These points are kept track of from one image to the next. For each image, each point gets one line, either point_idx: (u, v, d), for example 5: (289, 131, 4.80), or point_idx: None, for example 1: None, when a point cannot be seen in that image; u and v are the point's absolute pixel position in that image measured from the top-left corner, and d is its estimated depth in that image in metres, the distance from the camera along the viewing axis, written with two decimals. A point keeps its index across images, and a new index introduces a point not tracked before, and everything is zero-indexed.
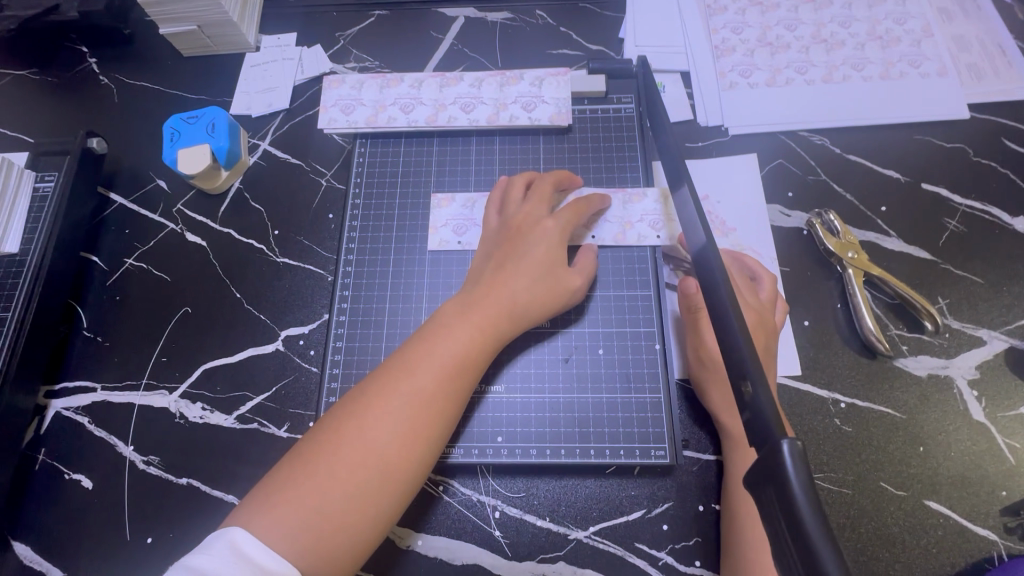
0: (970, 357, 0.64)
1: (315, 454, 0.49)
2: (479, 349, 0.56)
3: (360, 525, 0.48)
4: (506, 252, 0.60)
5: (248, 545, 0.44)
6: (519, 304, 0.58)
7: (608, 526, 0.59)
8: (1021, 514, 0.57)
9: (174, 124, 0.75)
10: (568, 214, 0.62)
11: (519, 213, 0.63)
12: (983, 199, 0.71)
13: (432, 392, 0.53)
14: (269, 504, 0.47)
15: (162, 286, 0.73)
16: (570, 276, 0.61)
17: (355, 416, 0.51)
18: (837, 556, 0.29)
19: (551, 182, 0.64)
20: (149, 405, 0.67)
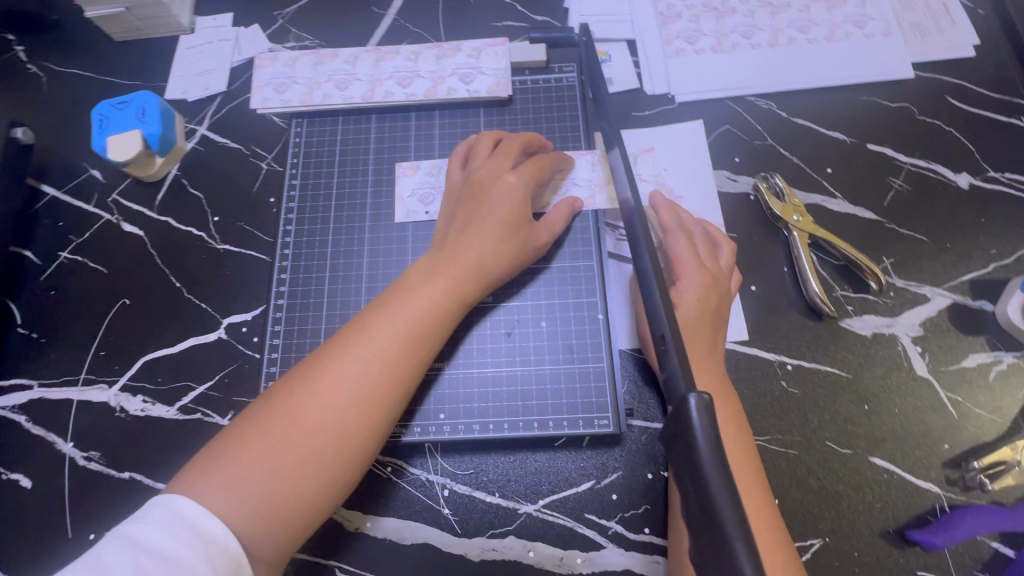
0: (914, 314, 0.64)
1: (270, 414, 0.49)
2: (442, 314, 0.54)
3: (312, 491, 0.47)
4: (470, 209, 0.59)
5: (187, 513, 0.43)
6: (484, 265, 0.57)
7: (557, 499, 0.59)
8: (963, 466, 0.58)
9: (103, 109, 0.71)
10: (531, 169, 0.61)
11: (482, 168, 0.61)
12: (928, 157, 0.71)
13: (392, 358, 0.51)
14: (219, 462, 0.46)
15: (98, 279, 0.71)
16: (537, 233, 0.60)
17: (310, 381, 0.50)
18: (735, 506, 0.29)
19: (517, 141, 0.63)
20: (88, 401, 0.65)
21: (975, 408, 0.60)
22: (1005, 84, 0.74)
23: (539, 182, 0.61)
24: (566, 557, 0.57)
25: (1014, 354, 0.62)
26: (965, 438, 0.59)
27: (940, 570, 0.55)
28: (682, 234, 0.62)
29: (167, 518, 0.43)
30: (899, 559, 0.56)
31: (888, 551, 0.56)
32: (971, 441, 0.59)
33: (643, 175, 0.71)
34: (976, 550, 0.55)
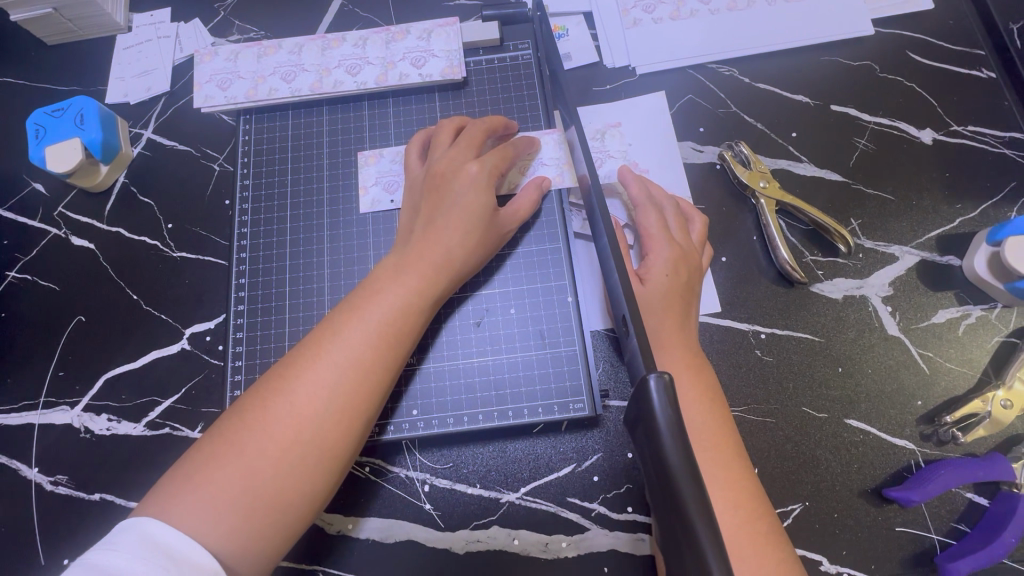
0: (883, 275, 0.64)
1: (240, 430, 0.47)
2: (416, 311, 0.53)
3: (294, 503, 0.46)
4: (433, 203, 0.57)
5: (160, 535, 0.41)
6: (453, 260, 0.55)
7: (539, 485, 0.59)
8: (936, 421, 0.59)
9: (37, 119, 0.67)
10: (494, 159, 0.58)
11: (442, 159, 0.58)
12: (891, 115, 0.70)
13: (368, 361, 0.50)
14: (190, 484, 0.45)
15: (50, 297, 0.68)
16: (500, 222, 0.59)
17: (284, 391, 0.48)
18: (697, 488, 0.31)
19: (482, 129, 0.60)
20: (51, 424, 0.63)
21: (946, 362, 0.61)
22: (966, 36, 0.73)
23: (502, 171, 0.59)
24: (550, 543, 0.57)
25: (983, 307, 0.62)
26: (937, 393, 0.60)
27: (917, 524, 0.56)
28: (653, 207, 0.60)
29: (137, 542, 0.41)
30: (878, 517, 0.57)
31: (867, 510, 0.57)
32: (943, 396, 0.60)
33: (610, 151, 0.69)
34: (951, 502, 0.56)
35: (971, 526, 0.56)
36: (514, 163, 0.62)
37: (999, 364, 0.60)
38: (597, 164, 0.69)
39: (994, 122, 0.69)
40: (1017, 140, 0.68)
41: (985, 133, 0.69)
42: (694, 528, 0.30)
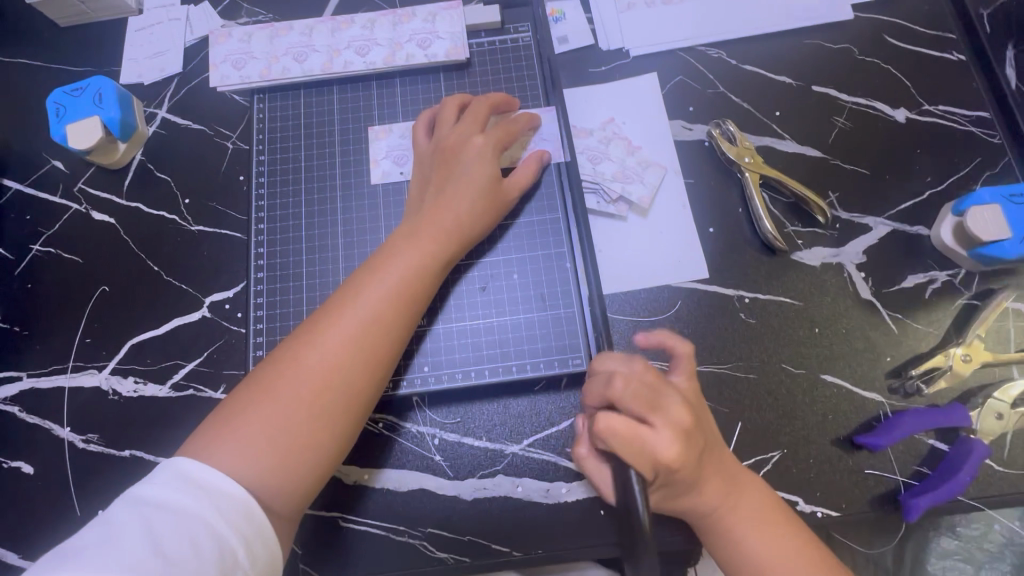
0: (858, 244, 0.69)
1: (272, 380, 0.51)
2: (430, 271, 0.57)
3: (325, 443, 0.51)
4: (443, 174, 0.61)
5: (190, 470, 0.46)
6: (463, 224, 0.60)
7: (540, 438, 0.64)
8: (903, 375, 0.64)
9: (59, 98, 0.71)
10: (498, 133, 0.62)
11: (450, 134, 0.62)
12: (868, 95, 0.75)
13: (388, 316, 0.54)
14: (230, 428, 0.49)
15: (75, 268, 0.71)
16: (504, 191, 0.63)
17: (314, 342, 0.52)
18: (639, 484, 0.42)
19: (486, 105, 0.64)
20: (80, 386, 0.67)
21: (913, 322, 0.66)
22: (939, 20, 0.77)
23: (507, 145, 0.63)
24: (551, 489, 0.62)
25: (948, 273, 0.68)
26: (905, 351, 0.65)
27: (885, 468, 0.62)
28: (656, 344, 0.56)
29: (171, 476, 0.45)
30: (849, 462, 0.62)
31: (839, 456, 0.62)
32: (910, 353, 0.65)
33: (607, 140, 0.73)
34: (915, 447, 0.62)
35: (932, 469, 0.61)
36: (517, 137, 0.66)
37: (961, 323, 0.66)
38: (593, 161, 0.72)
39: (962, 102, 0.74)
40: (983, 119, 0.73)
41: (954, 112, 0.74)
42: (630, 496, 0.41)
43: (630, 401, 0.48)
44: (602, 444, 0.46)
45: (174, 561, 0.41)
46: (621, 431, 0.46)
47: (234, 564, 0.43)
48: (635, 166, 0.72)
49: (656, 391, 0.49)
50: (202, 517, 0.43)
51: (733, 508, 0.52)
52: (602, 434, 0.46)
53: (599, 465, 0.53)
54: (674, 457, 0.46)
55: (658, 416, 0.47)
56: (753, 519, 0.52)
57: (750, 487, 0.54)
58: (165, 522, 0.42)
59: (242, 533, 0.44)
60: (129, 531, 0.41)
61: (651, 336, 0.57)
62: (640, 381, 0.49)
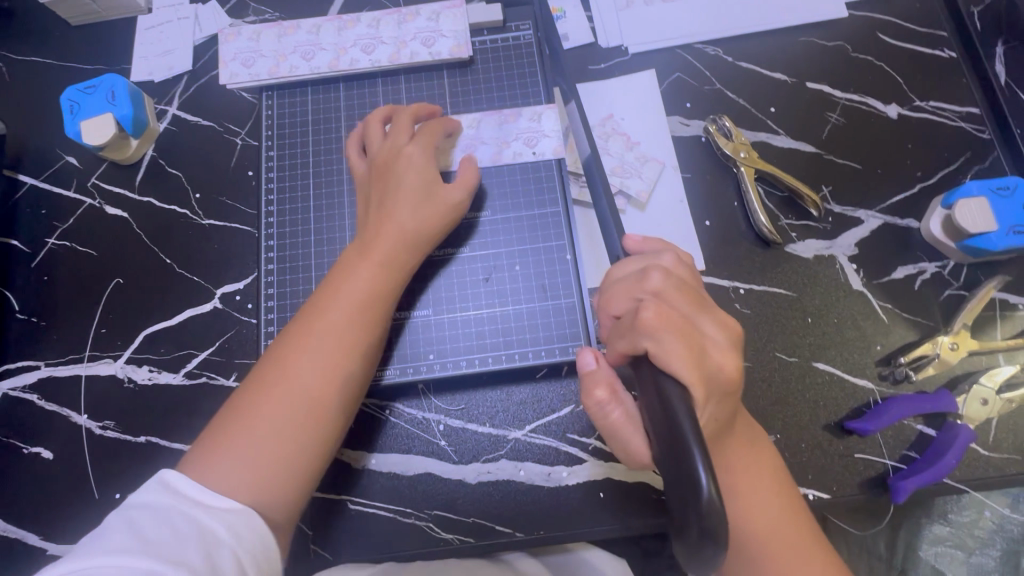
0: (850, 236, 0.71)
1: (243, 403, 0.53)
2: (388, 285, 0.59)
3: (304, 452, 0.53)
4: (381, 188, 0.63)
5: (177, 481, 0.48)
6: (412, 234, 0.61)
7: (542, 424, 0.66)
8: (893, 362, 0.66)
9: (71, 95, 0.73)
10: (426, 137, 0.64)
11: (382, 149, 0.64)
12: (861, 91, 0.76)
13: (348, 326, 0.57)
14: (205, 454, 0.51)
15: (89, 261, 0.74)
16: (448, 193, 0.63)
17: (283, 362, 0.55)
18: (679, 389, 0.41)
19: (410, 115, 0.66)
20: (96, 375, 0.69)
21: (903, 312, 0.68)
22: (931, 17, 0.79)
23: (434, 147, 0.65)
24: (553, 472, 0.65)
25: (938, 264, 0.70)
26: (895, 339, 0.67)
27: (874, 452, 0.64)
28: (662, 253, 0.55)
29: (161, 486, 0.48)
30: (841, 447, 0.64)
31: (830, 440, 0.65)
32: (900, 341, 0.67)
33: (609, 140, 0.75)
34: (903, 433, 0.64)
35: (920, 453, 0.64)
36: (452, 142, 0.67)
37: (950, 313, 0.68)
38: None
39: (953, 98, 0.76)
40: (973, 115, 0.75)
41: (945, 107, 0.75)
42: (673, 401, 0.40)
43: (672, 295, 0.48)
44: (650, 337, 0.45)
45: (153, 541, 0.44)
46: (673, 321, 0.46)
47: (215, 540, 0.46)
48: (634, 161, 0.74)
49: (692, 290, 0.50)
50: (177, 506, 0.47)
51: (745, 462, 0.53)
52: (651, 328, 0.45)
53: (612, 397, 0.50)
54: (732, 364, 0.47)
55: (703, 313, 0.49)
56: (759, 471, 0.53)
57: (757, 435, 0.55)
58: (143, 514, 0.45)
59: (219, 514, 0.47)
60: (112, 526, 0.45)
61: (650, 239, 0.56)
62: (680, 278, 0.50)
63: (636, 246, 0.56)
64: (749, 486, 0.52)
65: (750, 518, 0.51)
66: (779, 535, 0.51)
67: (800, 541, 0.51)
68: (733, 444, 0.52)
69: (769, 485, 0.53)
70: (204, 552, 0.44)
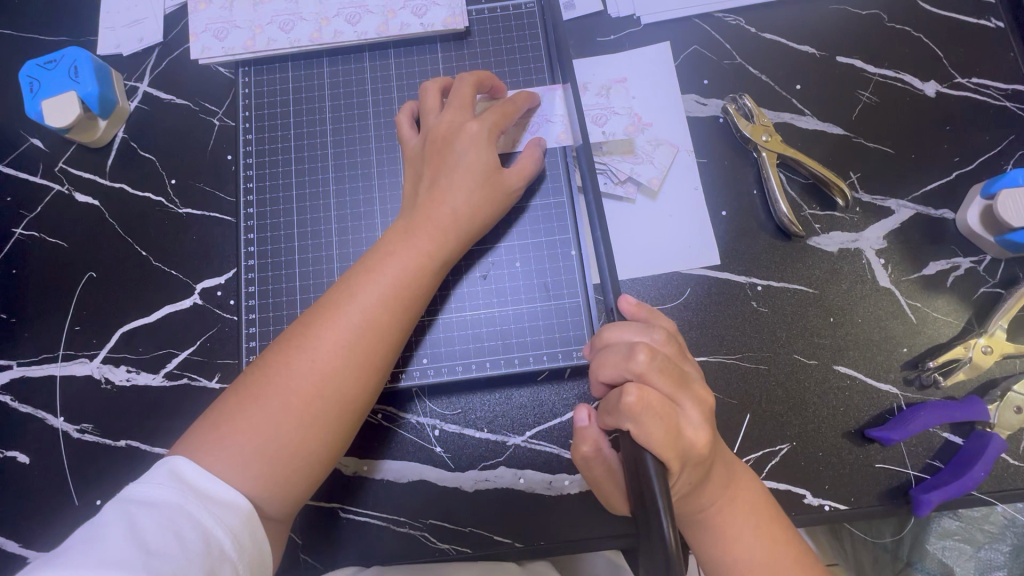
0: (879, 228, 0.65)
1: (260, 384, 0.50)
2: (426, 275, 0.55)
3: (313, 453, 0.50)
4: (436, 165, 0.57)
5: (187, 471, 0.45)
6: (461, 220, 0.56)
7: (543, 429, 0.62)
8: (919, 366, 0.62)
9: (31, 71, 0.67)
10: (494, 116, 0.58)
11: (439, 123, 0.58)
12: (896, 66, 0.69)
13: (384, 321, 0.52)
14: (215, 435, 0.48)
15: (60, 253, 0.69)
16: (507, 178, 0.59)
17: (304, 349, 0.51)
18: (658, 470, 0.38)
19: (470, 85, 0.59)
20: (72, 375, 0.66)
21: (933, 312, 0.63)
22: None
23: (503, 129, 0.59)
24: (554, 481, 0.61)
25: (973, 259, 0.64)
26: (924, 341, 0.63)
27: (895, 460, 0.61)
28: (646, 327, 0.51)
29: (167, 475, 0.45)
30: (860, 455, 0.61)
31: (850, 449, 0.61)
32: (928, 343, 0.63)
33: (614, 107, 0.69)
34: (927, 441, 0.61)
35: (945, 463, 0.60)
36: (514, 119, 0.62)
37: (983, 313, 0.63)
38: (600, 121, 0.68)
39: (998, 73, 0.69)
40: (1019, 93, 0.68)
41: (989, 85, 0.69)
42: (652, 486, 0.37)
43: (656, 378, 0.45)
44: (630, 419, 0.43)
45: (158, 553, 0.40)
46: (653, 404, 0.44)
47: (221, 555, 0.43)
48: (645, 145, 0.68)
49: (679, 371, 0.47)
50: (187, 511, 0.43)
51: (723, 506, 0.49)
52: (632, 410, 0.43)
53: (597, 455, 0.49)
54: (705, 439, 0.45)
55: (682, 390, 0.46)
56: (743, 516, 0.49)
57: (738, 474, 0.51)
58: (150, 517, 0.42)
59: (229, 525, 0.44)
60: (111, 526, 0.41)
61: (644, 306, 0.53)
62: (665, 358, 0.47)
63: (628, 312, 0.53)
64: (733, 531, 0.49)
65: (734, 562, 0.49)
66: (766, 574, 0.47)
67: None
68: (709, 489, 0.49)
69: (754, 524, 0.49)
70: (208, 569, 0.41)
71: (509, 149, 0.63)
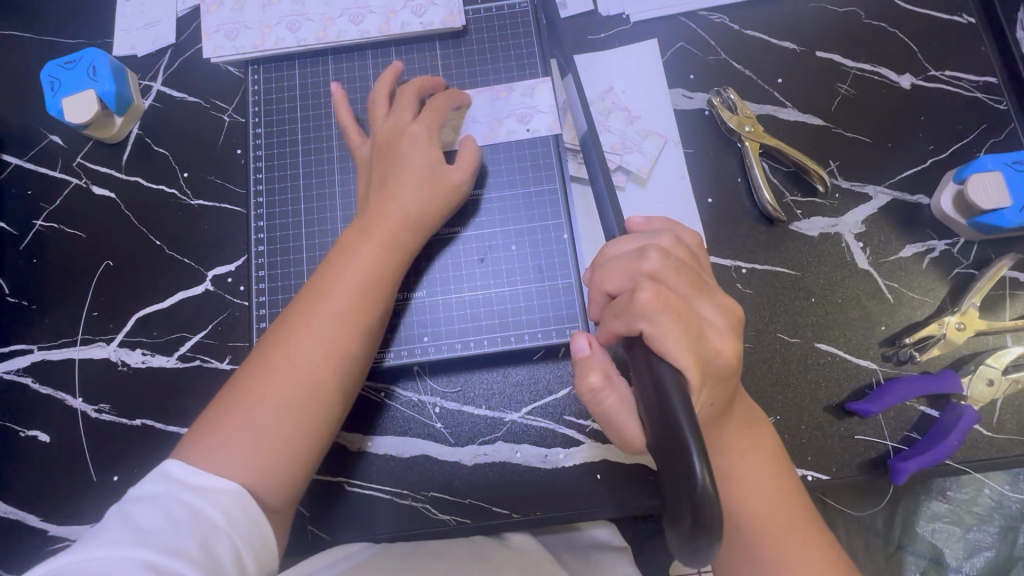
0: (857, 213, 0.69)
1: (245, 386, 0.53)
2: (389, 267, 0.58)
3: (303, 441, 0.53)
4: (384, 167, 0.61)
5: (175, 469, 0.48)
6: (411, 215, 0.59)
7: (539, 406, 0.65)
8: (897, 343, 0.65)
9: (52, 71, 0.70)
10: (431, 116, 0.62)
11: (384, 127, 0.63)
12: (873, 61, 0.73)
13: (352, 314, 0.56)
14: (205, 437, 0.51)
15: (78, 242, 0.72)
16: (450, 172, 0.62)
17: (280, 349, 0.54)
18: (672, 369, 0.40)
19: (443, 100, 0.64)
20: (89, 358, 0.69)
21: (910, 292, 0.67)
22: None
23: (439, 124, 0.63)
24: (550, 454, 0.64)
25: (947, 242, 0.68)
26: (901, 319, 0.66)
27: (875, 433, 0.63)
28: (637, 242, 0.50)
29: (156, 475, 0.48)
30: (841, 428, 0.64)
31: (832, 422, 0.64)
32: (905, 321, 0.66)
33: (540, 106, 0.68)
34: (905, 414, 0.64)
35: (922, 434, 0.63)
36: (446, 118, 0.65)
37: (958, 292, 0.66)
38: (525, 121, 0.68)
39: (970, 66, 0.72)
40: (990, 84, 0.72)
41: (961, 77, 0.72)
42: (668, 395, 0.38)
43: (670, 276, 0.47)
44: (645, 319, 0.43)
45: (151, 533, 0.43)
46: (670, 305, 0.44)
47: (212, 527, 0.45)
48: (634, 136, 0.71)
49: (693, 272, 0.48)
50: (175, 497, 0.46)
51: (744, 451, 0.52)
52: (647, 309, 0.44)
53: (607, 383, 0.48)
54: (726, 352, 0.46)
55: (701, 297, 0.47)
56: (759, 461, 0.52)
57: (758, 424, 0.54)
58: (141, 507, 0.45)
59: (220, 504, 0.47)
60: (110, 523, 0.44)
61: (652, 220, 0.55)
62: (680, 261, 0.48)
63: (635, 229, 0.54)
64: (744, 476, 0.51)
65: (744, 504, 0.51)
66: (777, 523, 0.50)
67: (796, 528, 0.50)
68: (731, 437, 0.52)
69: (770, 474, 0.52)
70: (201, 539, 0.44)
71: (447, 150, 0.66)
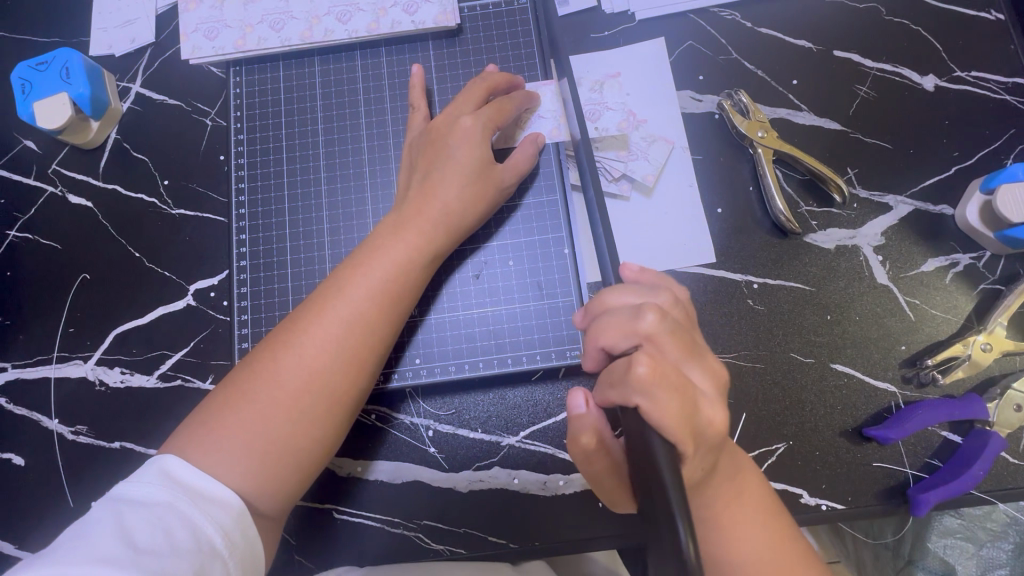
0: (877, 224, 0.65)
1: (250, 380, 0.49)
2: (416, 268, 0.54)
3: (304, 448, 0.49)
4: (430, 155, 0.57)
5: (177, 471, 0.45)
6: (452, 214, 0.56)
7: (537, 430, 0.62)
8: (918, 364, 0.61)
9: (23, 72, 0.67)
10: (490, 112, 0.57)
11: (439, 115, 0.59)
12: (895, 60, 0.68)
13: (372, 316, 0.52)
14: (204, 431, 0.47)
15: (54, 254, 0.69)
16: (500, 173, 0.58)
17: (291, 346, 0.50)
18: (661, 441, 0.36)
19: (483, 88, 0.59)
20: (66, 377, 0.66)
21: (932, 309, 0.63)
22: None
23: (499, 125, 0.58)
24: (549, 481, 0.61)
25: (972, 255, 0.64)
26: (924, 338, 0.62)
27: (893, 460, 0.60)
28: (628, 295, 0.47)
29: (158, 476, 0.44)
30: (858, 454, 0.60)
31: (847, 448, 0.60)
32: (929, 340, 0.62)
33: (608, 103, 0.68)
34: (925, 439, 0.60)
35: (944, 462, 0.60)
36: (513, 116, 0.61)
37: (984, 310, 0.62)
38: (593, 117, 0.68)
39: (999, 67, 0.68)
40: (1020, 86, 0.67)
41: (989, 79, 0.68)
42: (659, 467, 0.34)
43: (665, 339, 0.43)
44: (642, 392, 0.39)
45: (148, 551, 0.40)
46: (666, 372, 0.40)
47: (211, 552, 0.42)
48: (639, 142, 0.67)
49: (688, 335, 0.45)
50: (177, 509, 0.43)
51: (729, 501, 0.48)
52: (644, 383, 0.39)
53: (599, 446, 0.46)
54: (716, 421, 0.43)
55: (692, 360, 0.44)
56: (753, 512, 0.48)
57: (746, 468, 0.51)
58: (140, 515, 0.41)
59: (220, 523, 0.44)
60: (103, 526, 0.40)
61: (646, 272, 0.51)
62: (674, 321, 0.44)
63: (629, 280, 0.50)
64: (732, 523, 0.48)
65: (731, 549, 0.47)
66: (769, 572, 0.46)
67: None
68: (712, 486, 0.48)
69: (761, 516, 0.48)
70: (199, 568, 0.41)
71: (506, 144, 0.63)
